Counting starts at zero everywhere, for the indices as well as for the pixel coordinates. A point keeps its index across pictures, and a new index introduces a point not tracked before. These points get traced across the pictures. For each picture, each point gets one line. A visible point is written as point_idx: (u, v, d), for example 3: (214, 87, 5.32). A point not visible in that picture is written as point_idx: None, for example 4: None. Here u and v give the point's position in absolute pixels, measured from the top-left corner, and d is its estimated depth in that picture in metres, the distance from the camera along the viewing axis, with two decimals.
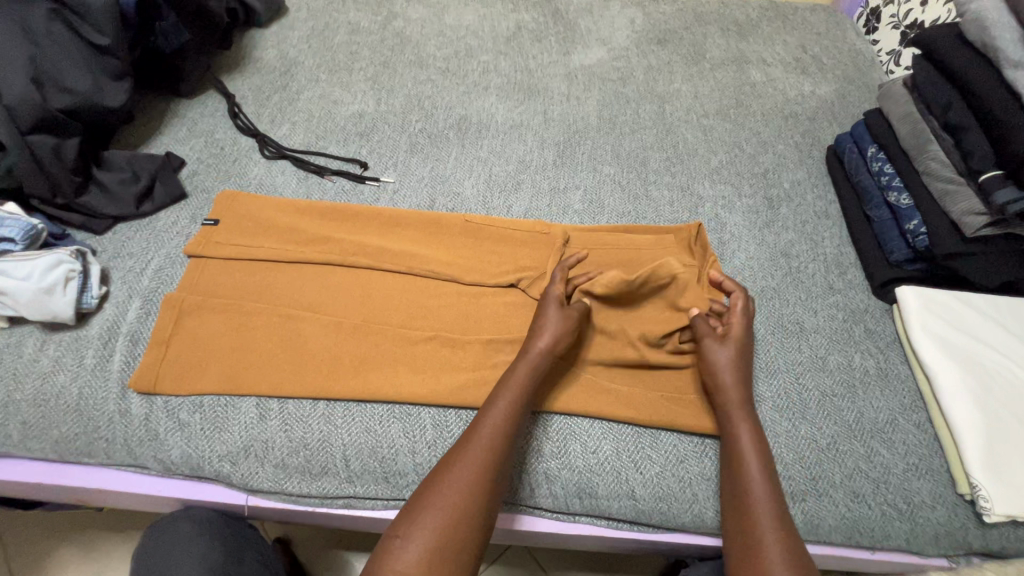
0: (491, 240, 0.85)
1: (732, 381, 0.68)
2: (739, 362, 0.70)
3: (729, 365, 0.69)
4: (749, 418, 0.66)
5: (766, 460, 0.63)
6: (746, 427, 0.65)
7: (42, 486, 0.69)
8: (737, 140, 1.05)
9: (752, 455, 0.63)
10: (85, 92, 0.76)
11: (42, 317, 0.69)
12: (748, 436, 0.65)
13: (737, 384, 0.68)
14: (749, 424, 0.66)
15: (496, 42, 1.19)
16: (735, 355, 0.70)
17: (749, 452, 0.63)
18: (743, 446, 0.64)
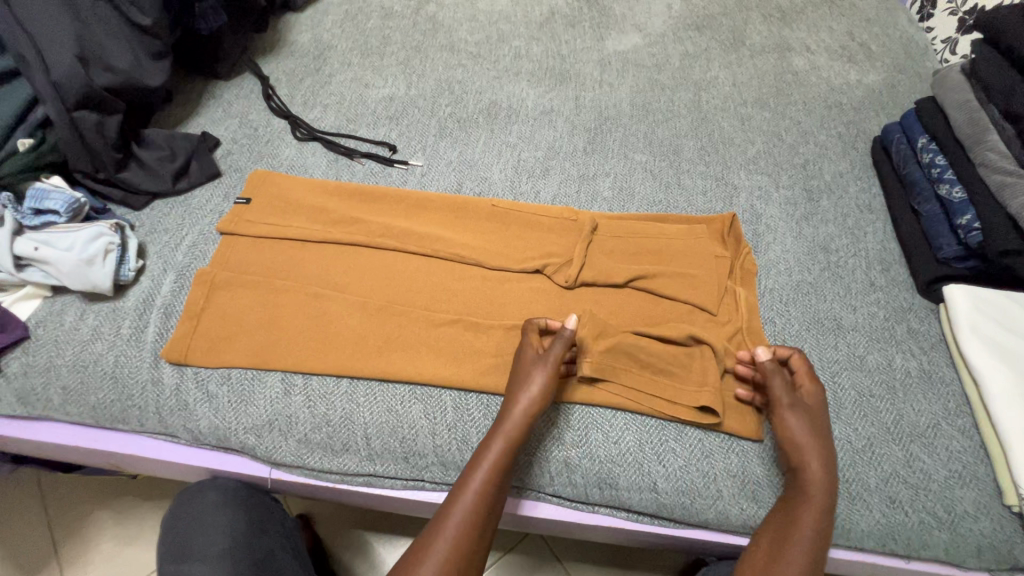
0: (519, 226, 0.84)
1: (818, 460, 0.61)
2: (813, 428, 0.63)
3: (804, 437, 0.62)
4: (823, 498, 0.59)
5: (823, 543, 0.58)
6: (818, 506, 0.59)
7: (79, 450, 0.72)
8: (775, 130, 1.01)
9: (807, 536, 0.58)
10: (127, 71, 0.79)
11: (82, 287, 0.71)
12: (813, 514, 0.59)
13: (825, 465, 0.61)
14: (822, 504, 0.59)
15: (529, 27, 1.17)
16: (811, 427, 0.63)
17: (807, 536, 0.58)
18: (801, 525, 0.58)
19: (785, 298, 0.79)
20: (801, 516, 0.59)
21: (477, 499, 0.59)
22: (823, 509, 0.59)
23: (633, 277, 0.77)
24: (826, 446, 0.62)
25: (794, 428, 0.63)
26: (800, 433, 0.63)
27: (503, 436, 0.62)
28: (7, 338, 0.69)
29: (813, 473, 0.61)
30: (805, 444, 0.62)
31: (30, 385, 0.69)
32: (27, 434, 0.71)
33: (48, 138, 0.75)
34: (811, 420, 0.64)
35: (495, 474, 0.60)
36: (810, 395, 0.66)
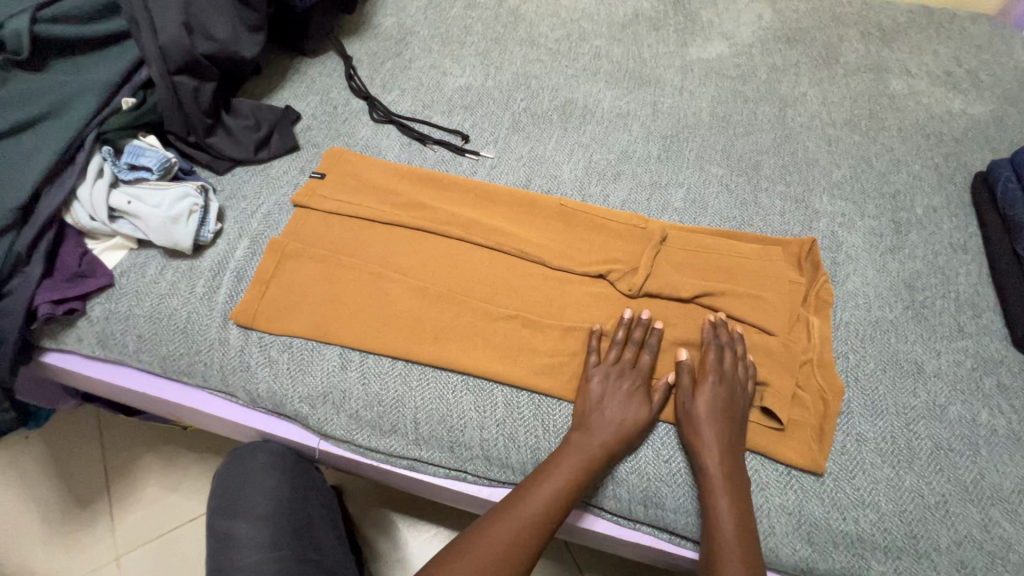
0: (584, 228, 0.82)
1: (716, 449, 0.62)
2: (719, 424, 0.63)
3: (711, 425, 0.63)
4: (722, 475, 0.60)
5: (744, 525, 0.59)
6: (719, 488, 0.60)
7: (144, 396, 0.76)
8: (865, 155, 0.95)
9: (728, 533, 0.58)
10: (225, 41, 0.81)
11: (166, 243, 0.74)
12: (728, 501, 0.60)
13: (724, 452, 0.61)
14: (727, 491, 0.60)
15: (611, 27, 1.15)
16: (712, 410, 0.63)
17: (726, 529, 0.58)
18: (719, 519, 0.59)
19: (861, 334, 0.75)
20: (717, 512, 0.59)
21: (508, 536, 0.58)
22: (733, 496, 0.60)
23: (699, 293, 0.74)
24: (728, 431, 0.63)
25: (693, 414, 0.64)
26: (699, 422, 0.63)
27: (549, 487, 0.60)
28: (94, 283, 0.73)
29: (705, 452, 0.62)
30: (698, 433, 0.63)
31: (110, 329, 0.73)
32: (101, 375, 0.75)
33: (149, 99, 0.79)
34: (709, 404, 0.64)
35: (531, 520, 0.59)
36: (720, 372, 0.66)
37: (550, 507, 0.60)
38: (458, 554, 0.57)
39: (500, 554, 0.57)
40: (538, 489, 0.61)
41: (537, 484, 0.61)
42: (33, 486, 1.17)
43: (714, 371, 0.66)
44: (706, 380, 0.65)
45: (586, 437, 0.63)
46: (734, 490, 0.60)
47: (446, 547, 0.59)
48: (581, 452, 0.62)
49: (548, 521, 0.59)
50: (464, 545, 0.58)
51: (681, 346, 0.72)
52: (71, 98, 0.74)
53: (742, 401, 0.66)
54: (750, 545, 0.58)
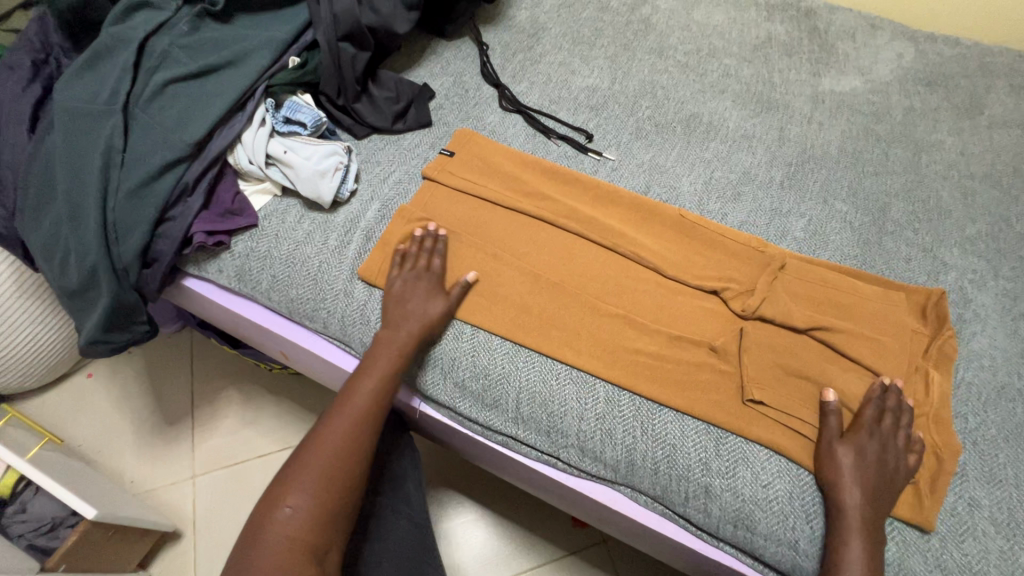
0: (701, 242, 0.82)
1: (859, 494, 0.60)
2: (870, 474, 0.61)
3: (856, 473, 0.61)
4: (864, 521, 0.59)
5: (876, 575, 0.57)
6: (857, 534, 0.59)
7: (265, 332, 0.82)
8: (1004, 213, 0.90)
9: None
10: (387, 16, 0.87)
11: (310, 195, 0.80)
12: (860, 545, 0.58)
13: (867, 501, 0.60)
14: (862, 532, 0.59)
15: (742, 48, 1.14)
16: (862, 460, 0.62)
17: (853, 571, 0.57)
18: (849, 561, 0.57)
19: (984, 397, 0.71)
20: (849, 551, 0.58)
21: (346, 431, 0.64)
22: (867, 541, 0.58)
23: (815, 325, 0.73)
24: (873, 480, 0.61)
25: (838, 456, 0.63)
26: (845, 467, 0.62)
27: (366, 382, 0.68)
28: (241, 221, 0.79)
29: (850, 495, 0.60)
30: (841, 477, 0.61)
31: (248, 265, 0.79)
32: (231, 306, 0.82)
33: (311, 60, 0.85)
34: (859, 453, 0.62)
35: (354, 417, 0.65)
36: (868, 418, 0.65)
37: (372, 402, 0.67)
38: (305, 455, 0.62)
39: (340, 451, 0.63)
40: (360, 386, 0.68)
41: (359, 382, 0.68)
42: (130, 398, 1.28)
43: (868, 425, 0.64)
44: (860, 433, 0.64)
45: (392, 334, 0.71)
46: (868, 533, 0.59)
47: (299, 447, 0.64)
48: (387, 345, 0.70)
49: (370, 419, 0.66)
50: (316, 444, 0.63)
51: (793, 377, 0.70)
52: (249, 51, 0.81)
53: (894, 458, 0.64)
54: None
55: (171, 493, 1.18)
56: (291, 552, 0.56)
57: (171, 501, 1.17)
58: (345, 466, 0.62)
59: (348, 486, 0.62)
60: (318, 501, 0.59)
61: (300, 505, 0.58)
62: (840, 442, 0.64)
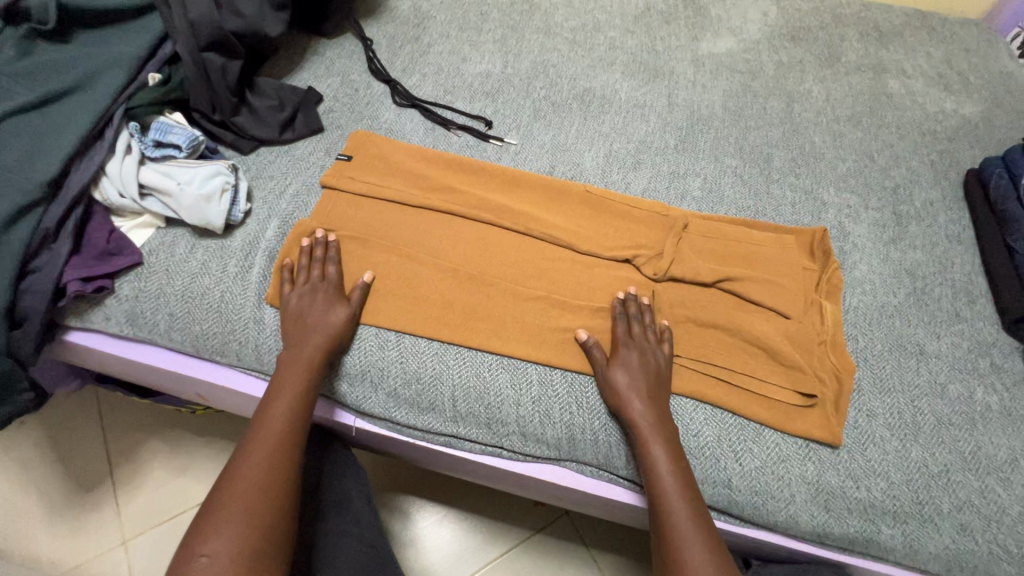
0: (609, 214, 0.85)
1: (643, 409, 0.65)
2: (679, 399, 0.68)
3: (630, 387, 0.66)
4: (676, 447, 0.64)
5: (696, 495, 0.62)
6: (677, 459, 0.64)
7: (173, 376, 0.76)
8: (867, 150, 1.00)
9: (675, 492, 0.61)
10: (253, 19, 0.81)
11: (197, 222, 0.74)
12: (662, 458, 0.63)
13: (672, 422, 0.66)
14: (661, 444, 0.64)
15: (624, 19, 1.17)
16: (630, 374, 0.67)
17: (672, 490, 0.61)
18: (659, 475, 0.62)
19: (868, 318, 0.80)
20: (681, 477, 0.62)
21: (264, 460, 0.60)
22: (666, 449, 0.64)
23: (721, 278, 0.78)
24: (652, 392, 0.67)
25: (618, 375, 0.67)
26: (622, 382, 0.67)
27: (280, 405, 0.64)
28: (123, 261, 0.72)
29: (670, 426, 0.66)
30: (622, 397, 0.66)
31: (140, 308, 0.72)
32: (128, 354, 0.74)
33: (174, 75, 0.79)
34: (625, 368, 0.68)
35: (269, 442, 0.61)
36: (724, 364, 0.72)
37: (285, 427, 0.63)
38: (218, 498, 0.57)
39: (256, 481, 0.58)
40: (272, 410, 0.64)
41: (271, 407, 0.64)
42: (34, 473, 1.14)
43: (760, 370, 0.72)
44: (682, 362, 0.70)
45: (297, 350, 0.67)
46: (666, 441, 0.64)
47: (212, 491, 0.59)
48: (301, 363, 0.67)
49: (289, 441, 0.62)
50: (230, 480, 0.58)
51: (707, 329, 0.75)
52: (98, 73, 0.73)
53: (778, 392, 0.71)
54: (694, 502, 0.61)
55: (102, 565, 1.08)
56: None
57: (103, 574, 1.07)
58: (267, 496, 0.58)
59: (271, 516, 0.57)
60: (237, 541, 0.54)
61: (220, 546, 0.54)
62: (632, 360, 0.68)
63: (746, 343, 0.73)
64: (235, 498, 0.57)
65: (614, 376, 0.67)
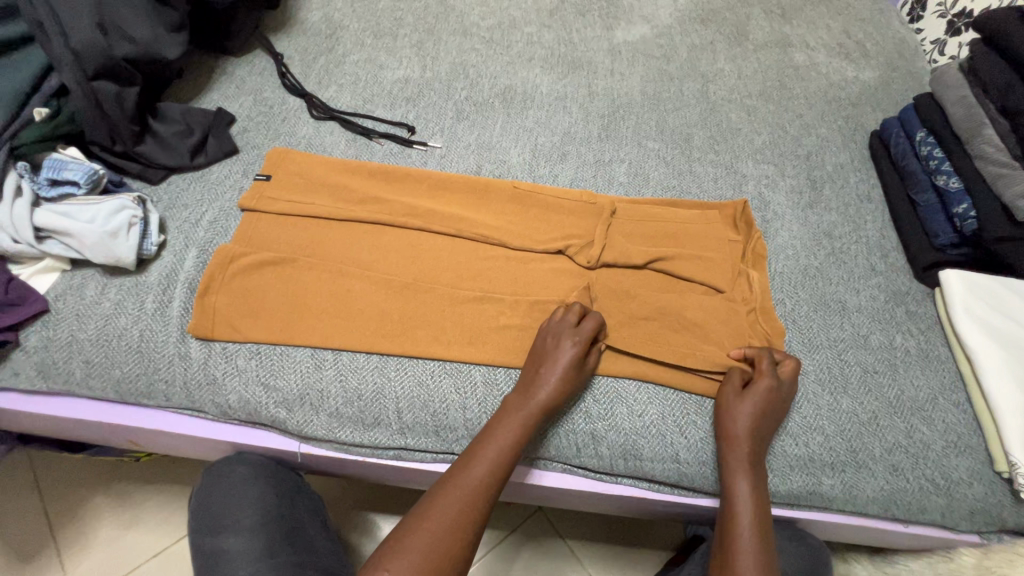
0: (539, 207, 0.85)
1: (744, 439, 0.65)
2: (760, 418, 0.66)
3: (750, 419, 0.66)
4: (751, 466, 0.64)
5: (764, 511, 0.63)
6: (745, 476, 0.64)
7: (98, 426, 0.71)
8: (780, 122, 1.05)
9: (746, 512, 0.62)
10: (146, 42, 0.77)
11: (105, 261, 0.70)
12: (748, 487, 0.63)
13: (755, 442, 0.65)
14: (748, 475, 0.64)
15: (540, 14, 1.18)
16: (759, 408, 0.66)
17: (744, 510, 0.62)
18: (738, 502, 0.63)
19: (793, 281, 0.83)
20: (738, 496, 0.63)
21: (452, 511, 0.58)
22: (752, 481, 0.64)
23: (652, 259, 0.79)
24: (568, 387, 0.66)
25: (542, 368, 0.67)
26: (743, 413, 0.66)
27: (487, 456, 0.62)
28: (25, 311, 0.67)
29: (740, 447, 0.64)
30: (735, 426, 0.66)
31: (51, 358, 0.68)
32: (44, 409, 0.69)
33: (63, 108, 0.73)
34: (758, 401, 0.66)
35: (471, 492, 0.60)
36: (767, 377, 0.68)
37: (485, 478, 0.61)
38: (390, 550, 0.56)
39: (449, 527, 0.57)
40: (477, 458, 0.62)
41: (475, 454, 0.62)
42: None
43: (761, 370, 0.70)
44: (761, 381, 0.68)
45: (524, 399, 0.66)
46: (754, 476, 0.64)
47: (386, 542, 0.58)
48: (519, 414, 0.64)
49: (485, 491, 0.60)
50: (410, 526, 0.58)
51: (644, 312, 0.76)
52: None
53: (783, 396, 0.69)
54: (763, 525, 0.62)
55: None
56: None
57: None
58: (451, 542, 0.57)
59: (451, 561, 0.56)
60: None
61: None
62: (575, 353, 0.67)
63: (683, 319, 0.75)
64: (423, 539, 0.56)
65: (541, 366, 0.67)
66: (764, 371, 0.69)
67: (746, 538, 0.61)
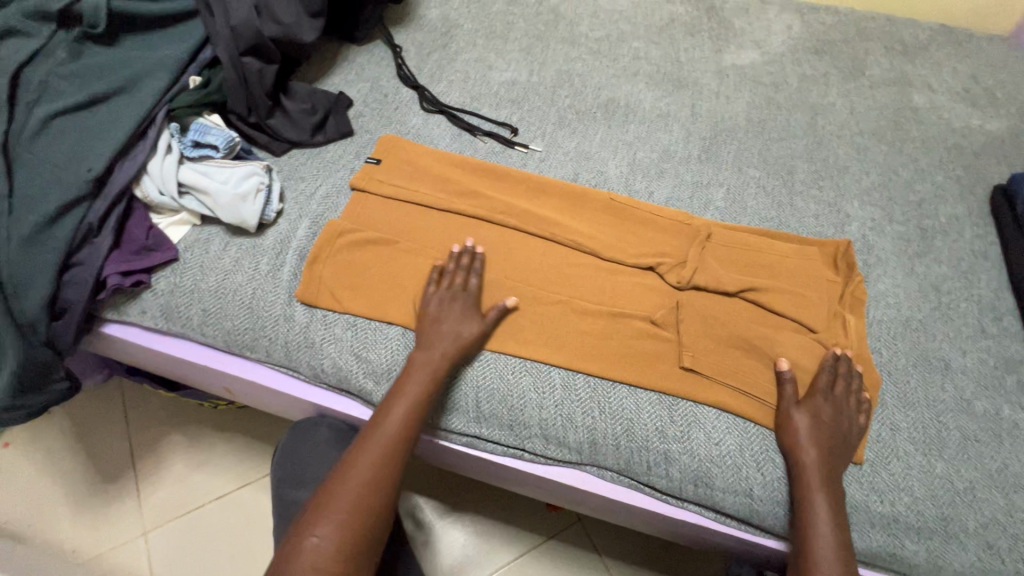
0: (634, 222, 0.85)
1: (814, 450, 0.65)
2: (824, 430, 0.66)
3: (811, 433, 0.66)
4: (825, 479, 0.64)
5: (842, 527, 0.62)
6: (820, 489, 0.63)
7: (203, 370, 0.78)
8: (892, 164, 1.00)
9: (824, 526, 0.61)
10: (289, 26, 0.83)
11: (232, 221, 0.76)
12: (824, 500, 0.63)
13: (823, 455, 0.65)
14: (824, 490, 0.63)
15: (649, 30, 1.18)
16: (818, 423, 0.66)
17: (821, 523, 0.62)
18: (816, 519, 0.62)
19: (892, 331, 0.79)
20: (814, 507, 0.62)
21: (367, 461, 0.62)
22: (829, 495, 0.63)
23: (744, 287, 0.78)
24: (470, 340, 0.71)
25: (441, 324, 0.70)
26: (804, 429, 0.67)
27: (399, 408, 0.65)
28: (160, 257, 0.74)
29: (809, 458, 0.65)
30: (798, 437, 0.66)
31: (175, 302, 0.74)
32: (161, 347, 0.76)
33: (214, 79, 0.81)
34: (815, 415, 0.67)
35: (382, 440, 0.63)
36: (823, 396, 0.68)
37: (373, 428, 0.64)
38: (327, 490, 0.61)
39: (341, 470, 0.61)
40: (388, 412, 0.65)
41: (390, 408, 0.65)
42: (59, 461, 1.17)
43: (822, 390, 0.69)
44: (815, 396, 0.68)
45: (429, 354, 0.69)
46: (830, 490, 0.63)
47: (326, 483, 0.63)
48: (428, 367, 0.68)
49: (391, 443, 0.64)
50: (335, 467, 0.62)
51: (730, 343, 0.74)
52: (143, 74, 0.75)
53: (845, 414, 0.68)
54: (844, 539, 0.61)
55: (121, 554, 1.10)
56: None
57: (121, 563, 1.09)
58: (366, 491, 0.61)
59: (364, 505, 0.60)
60: (341, 540, 0.57)
61: (321, 543, 0.57)
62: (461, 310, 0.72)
63: (774, 355, 0.73)
64: (341, 500, 0.59)
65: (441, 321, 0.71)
66: (818, 386, 0.69)
67: (826, 553, 0.60)
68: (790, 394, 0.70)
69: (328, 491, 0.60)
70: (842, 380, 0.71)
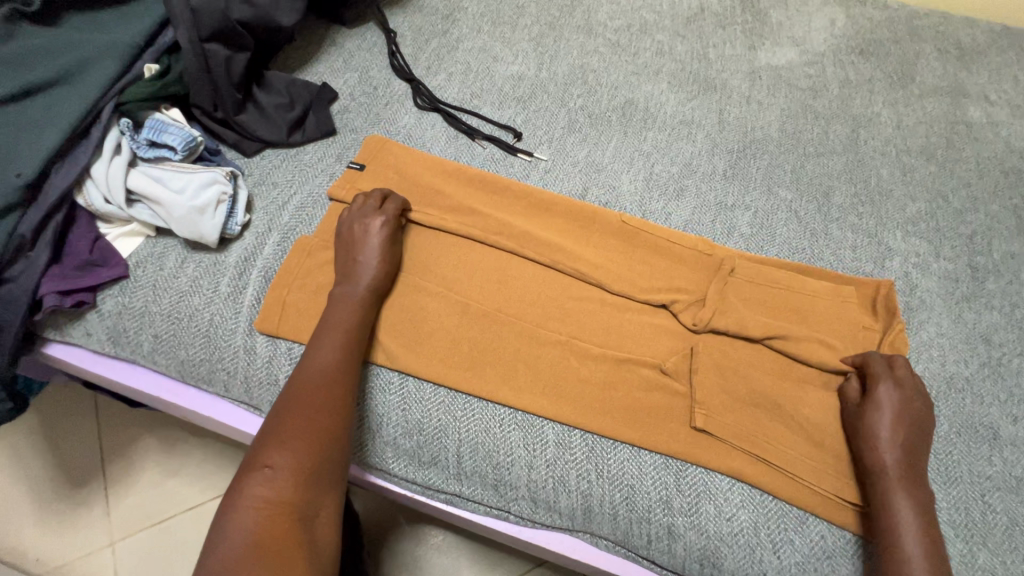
0: (646, 250, 0.75)
1: (893, 449, 0.59)
2: (898, 426, 0.60)
3: (890, 426, 0.60)
4: (906, 479, 0.57)
5: (931, 535, 0.55)
6: (903, 492, 0.57)
7: (157, 398, 0.70)
8: (941, 189, 0.89)
9: (910, 531, 0.55)
10: (264, 7, 0.73)
11: (188, 235, 0.66)
12: (908, 505, 0.56)
13: (904, 452, 0.59)
14: (906, 490, 0.57)
15: (674, 21, 1.06)
16: (894, 413, 0.60)
17: (908, 529, 0.55)
18: (902, 524, 0.55)
19: (934, 390, 0.70)
20: (898, 510, 0.56)
21: (318, 388, 0.57)
22: (915, 499, 0.57)
23: (769, 334, 0.68)
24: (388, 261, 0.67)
25: (358, 249, 0.66)
26: (879, 426, 0.60)
27: (333, 338, 0.61)
28: (106, 274, 0.65)
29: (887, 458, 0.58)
30: (877, 431, 0.60)
31: (123, 326, 0.66)
32: (110, 373, 0.69)
33: (173, 67, 0.70)
34: (891, 407, 0.61)
35: (331, 369, 0.59)
36: (885, 383, 0.62)
37: (336, 360, 0.59)
38: (279, 419, 0.55)
39: (313, 403, 0.56)
40: (325, 341, 0.61)
41: (323, 339, 0.61)
42: (24, 464, 1.11)
43: (882, 378, 0.63)
44: (880, 384, 0.62)
45: (349, 284, 0.64)
46: (918, 497, 0.57)
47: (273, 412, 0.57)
48: (346, 297, 0.63)
49: (341, 371, 0.59)
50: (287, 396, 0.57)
51: (748, 402, 0.65)
52: (88, 62, 0.65)
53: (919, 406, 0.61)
54: (936, 549, 0.55)
55: (89, 564, 1.05)
56: (274, 516, 0.49)
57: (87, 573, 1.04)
58: (323, 417, 0.56)
59: (327, 434, 0.55)
60: (298, 463, 0.52)
61: (278, 470, 0.52)
62: (378, 235, 0.67)
63: (798, 421, 0.64)
64: (299, 426, 0.54)
65: (356, 250, 0.66)
66: (887, 372, 0.63)
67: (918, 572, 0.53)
68: (855, 395, 0.64)
69: (286, 416, 0.55)
70: (898, 366, 0.64)
